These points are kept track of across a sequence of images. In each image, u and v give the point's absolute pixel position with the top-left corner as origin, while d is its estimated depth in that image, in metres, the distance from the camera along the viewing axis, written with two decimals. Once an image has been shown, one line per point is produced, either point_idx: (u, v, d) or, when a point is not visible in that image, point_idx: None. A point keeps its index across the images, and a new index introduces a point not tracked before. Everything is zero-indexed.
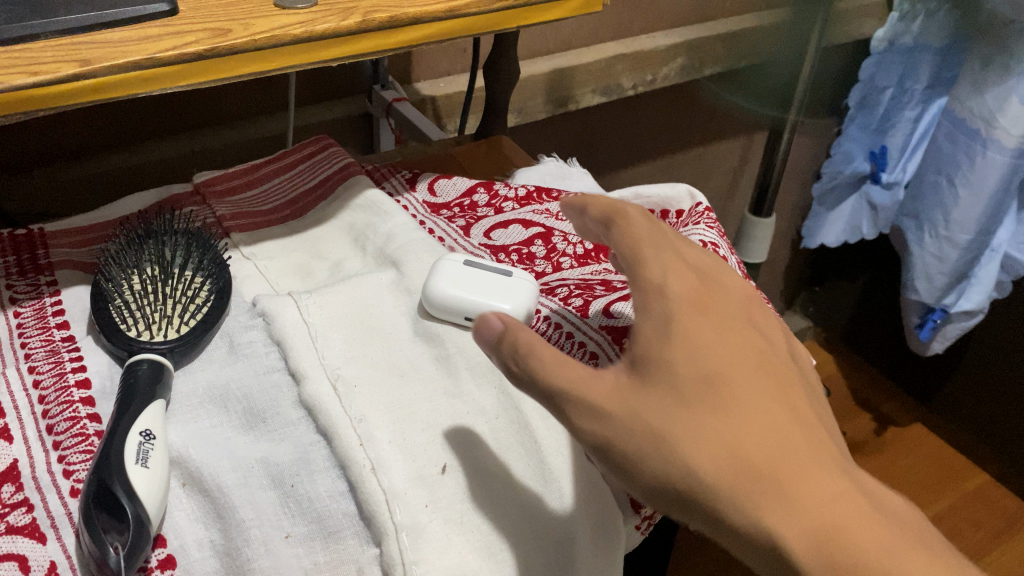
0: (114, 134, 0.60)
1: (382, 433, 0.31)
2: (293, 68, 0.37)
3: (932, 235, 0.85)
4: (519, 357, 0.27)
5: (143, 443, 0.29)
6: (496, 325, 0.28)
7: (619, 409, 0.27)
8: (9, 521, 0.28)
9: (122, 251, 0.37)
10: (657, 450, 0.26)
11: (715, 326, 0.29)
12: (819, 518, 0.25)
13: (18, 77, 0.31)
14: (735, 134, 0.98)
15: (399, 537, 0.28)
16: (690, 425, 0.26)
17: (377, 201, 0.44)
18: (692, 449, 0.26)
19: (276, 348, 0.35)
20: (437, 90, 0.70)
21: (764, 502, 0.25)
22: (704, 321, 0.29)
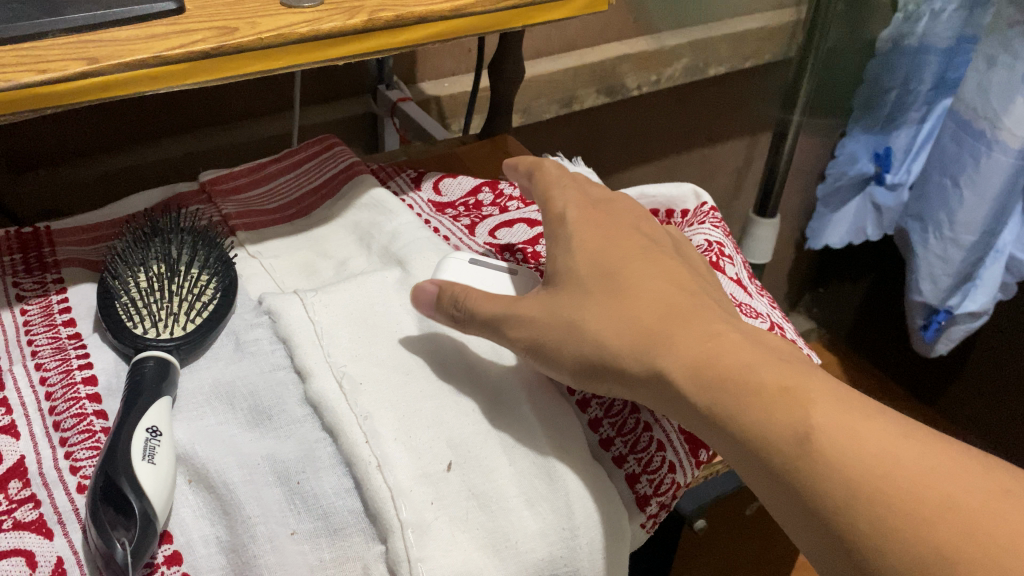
0: (119, 134, 0.60)
1: (387, 430, 0.31)
2: (299, 67, 0.37)
3: (936, 236, 0.84)
4: (455, 304, 0.35)
5: (150, 439, 0.29)
6: (426, 290, 0.35)
7: (531, 309, 0.34)
8: (16, 517, 0.28)
9: (128, 249, 0.37)
10: (570, 334, 0.33)
11: (610, 239, 0.36)
12: (700, 354, 0.30)
13: (26, 75, 0.31)
14: (739, 134, 0.99)
15: (404, 534, 0.28)
16: (588, 310, 0.33)
17: (382, 200, 0.44)
18: (592, 324, 0.32)
19: (282, 346, 0.35)
20: (442, 90, 0.70)
21: (653, 348, 0.31)
22: (598, 240, 0.36)
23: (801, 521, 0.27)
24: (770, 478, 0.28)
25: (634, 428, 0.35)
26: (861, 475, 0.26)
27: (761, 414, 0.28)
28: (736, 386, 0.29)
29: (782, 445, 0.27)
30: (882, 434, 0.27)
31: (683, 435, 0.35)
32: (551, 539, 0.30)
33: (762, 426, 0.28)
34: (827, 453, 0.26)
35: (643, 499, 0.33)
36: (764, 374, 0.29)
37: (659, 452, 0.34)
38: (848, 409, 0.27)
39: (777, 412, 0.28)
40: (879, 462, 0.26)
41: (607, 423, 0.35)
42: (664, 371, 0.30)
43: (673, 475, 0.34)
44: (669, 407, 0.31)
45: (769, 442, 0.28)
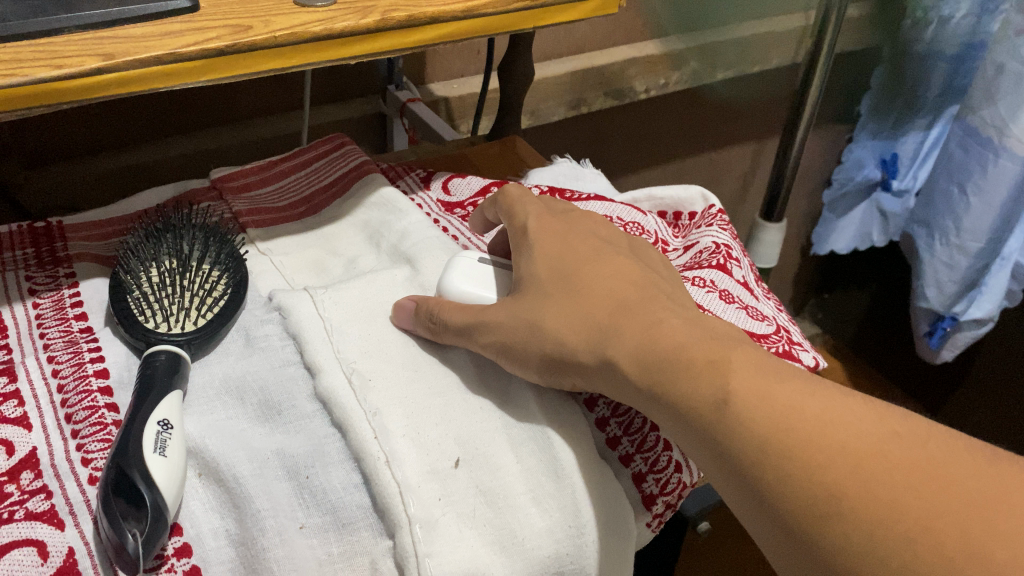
0: (131, 132, 0.60)
1: (396, 427, 0.32)
2: (311, 65, 0.37)
3: (942, 243, 0.85)
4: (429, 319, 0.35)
5: (161, 432, 0.29)
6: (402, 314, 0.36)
7: (494, 313, 0.35)
8: (28, 507, 0.28)
9: (140, 244, 0.37)
10: (530, 334, 0.33)
11: (568, 241, 0.37)
12: (643, 339, 0.31)
13: (43, 70, 0.31)
14: (747, 139, 0.99)
15: (411, 530, 0.29)
16: (546, 309, 0.34)
17: (392, 199, 0.44)
18: (549, 321, 0.33)
19: (292, 342, 0.36)
20: (451, 92, 0.71)
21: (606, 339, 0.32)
22: (557, 245, 0.37)
23: (728, 479, 0.27)
24: (698, 437, 0.28)
25: (641, 428, 0.35)
26: (771, 426, 0.26)
27: (688, 387, 0.29)
28: (672, 362, 0.30)
29: (705, 409, 0.28)
30: (792, 391, 0.27)
31: None
32: (557, 537, 0.30)
33: (690, 394, 0.29)
34: (743, 410, 0.27)
35: (650, 497, 0.34)
36: (695, 352, 0.29)
37: (665, 452, 0.34)
38: (764, 373, 0.28)
39: (700, 381, 0.28)
40: (787, 411, 0.27)
41: (614, 423, 0.35)
42: (614, 362, 0.31)
43: (680, 475, 0.34)
44: (622, 393, 0.31)
45: (694, 408, 0.28)
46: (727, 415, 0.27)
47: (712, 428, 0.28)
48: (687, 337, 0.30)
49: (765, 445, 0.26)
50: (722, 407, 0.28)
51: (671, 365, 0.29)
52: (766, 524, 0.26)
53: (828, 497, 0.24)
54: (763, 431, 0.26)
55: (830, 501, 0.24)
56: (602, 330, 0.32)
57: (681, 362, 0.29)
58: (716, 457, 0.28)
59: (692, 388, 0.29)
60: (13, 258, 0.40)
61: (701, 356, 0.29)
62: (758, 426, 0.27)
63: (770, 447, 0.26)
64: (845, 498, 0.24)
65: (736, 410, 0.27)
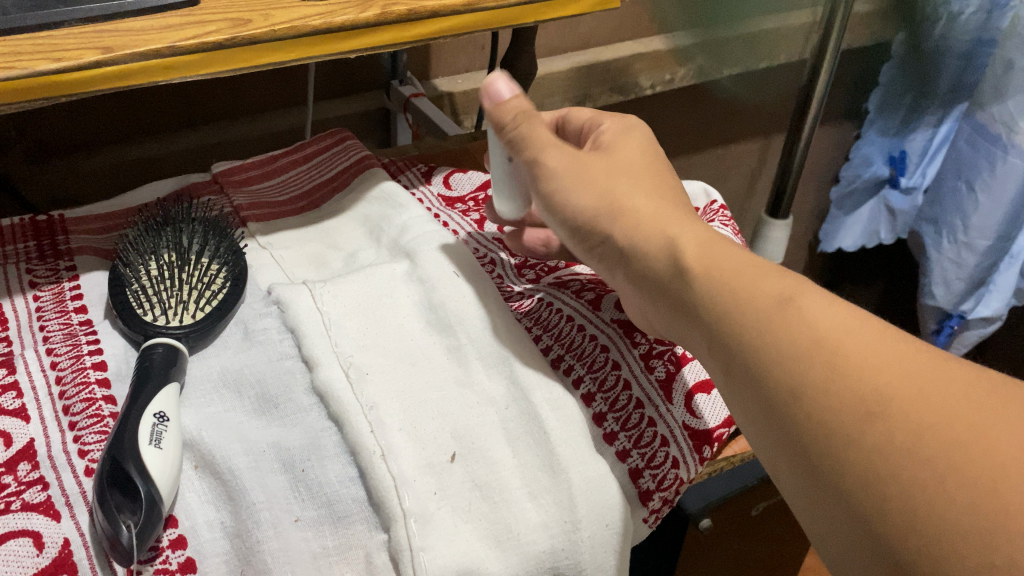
0: (134, 127, 0.61)
1: (393, 420, 0.32)
2: (311, 59, 0.37)
3: (950, 241, 0.84)
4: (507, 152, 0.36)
5: (158, 424, 0.30)
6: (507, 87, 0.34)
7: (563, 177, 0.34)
8: (24, 498, 0.29)
9: (140, 237, 0.37)
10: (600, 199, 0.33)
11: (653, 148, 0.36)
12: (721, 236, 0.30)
13: (42, 63, 0.31)
14: (753, 136, 0.98)
15: (406, 523, 0.29)
16: (625, 187, 0.33)
17: (393, 193, 0.44)
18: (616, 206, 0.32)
19: (290, 335, 0.36)
20: (455, 87, 0.71)
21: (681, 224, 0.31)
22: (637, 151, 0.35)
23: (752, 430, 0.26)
24: (732, 358, 0.27)
25: (638, 424, 0.35)
26: (809, 338, 0.25)
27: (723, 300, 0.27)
28: (699, 294, 0.28)
29: (755, 314, 0.26)
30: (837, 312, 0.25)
31: (687, 432, 0.35)
32: (552, 531, 0.30)
33: (736, 307, 0.27)
34: (760, 357, 0.25)
35: (646, 494, 0.33)
36: (732, 272, 0.28)
37: (662, 448, 0.34)
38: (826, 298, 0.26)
39: (755, 286, 0.27)
40: (828, 329, 0.25)
41: (611, 418, 0.35)
42: (673, 257, 0.30)
43: (677, 471, 0.34)
44: (663, 304, 0.30)
45: (731, 321, 0.27)
46: (751, 353, 0.26)
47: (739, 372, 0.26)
48: (738, 262, 0.28)
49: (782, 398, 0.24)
50: (738, 362, 0.26)
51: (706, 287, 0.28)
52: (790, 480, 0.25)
53: (836, 461, 0.23)
54: (787, 370, 0.24)
55: (840, 455, 0.23)
56: (671, 231, 0.31)
57: (710, 294, 0.28)
58: (746, 394, 0.26)
59: (727, 318, 0.27)
60: (15, 251, 0.40)
61: (740, 279, 0.27)
62: (775, 376, 0.25)
63: (786, 396, 0.24)
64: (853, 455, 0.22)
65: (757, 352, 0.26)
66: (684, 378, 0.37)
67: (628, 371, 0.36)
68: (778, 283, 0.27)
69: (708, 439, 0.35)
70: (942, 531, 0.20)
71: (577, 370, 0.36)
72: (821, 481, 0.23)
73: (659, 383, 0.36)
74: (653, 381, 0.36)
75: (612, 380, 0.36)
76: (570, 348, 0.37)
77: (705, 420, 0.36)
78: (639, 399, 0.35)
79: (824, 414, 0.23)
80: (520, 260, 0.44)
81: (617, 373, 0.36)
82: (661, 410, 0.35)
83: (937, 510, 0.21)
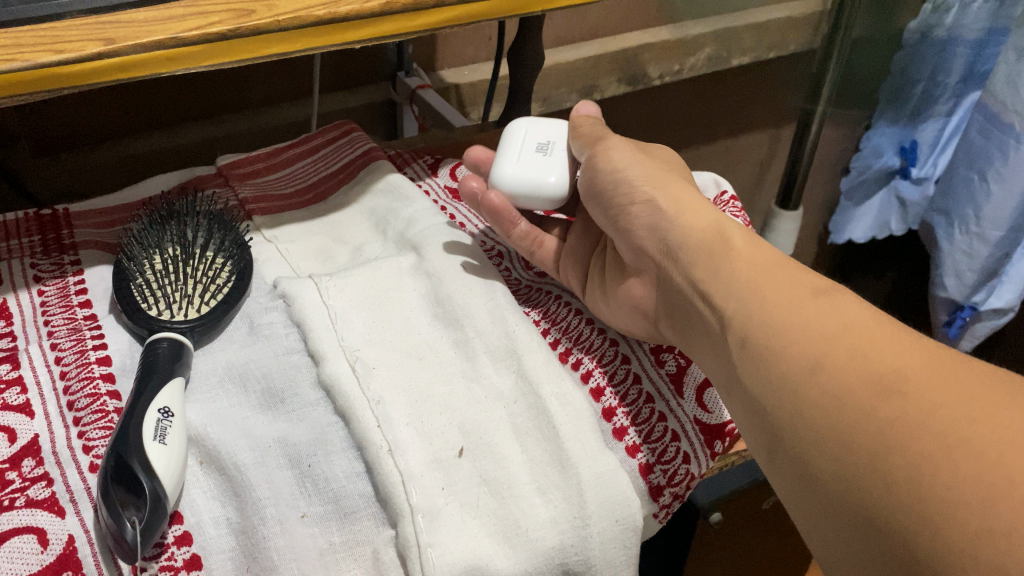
0: (140, 120, 0.60)
1: (400, 415, 0.31)
2: (316, 49, 0.37)
3: (962, 231, 0.83)
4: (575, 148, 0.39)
5: (162, 419, 0.29)
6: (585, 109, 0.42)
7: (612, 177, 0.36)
8: (29, 495, 0.28)
9: (144, 231, 0.37)
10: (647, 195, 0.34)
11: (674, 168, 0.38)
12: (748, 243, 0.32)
13: (43, 55, 0.31)
14: (762, 126, 0.98)
15: (414, 519, 0.28)
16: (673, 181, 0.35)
17: (399, 185, 0.44)
18: (664, 194, 0.34)
19: (296, 329, 0.35)
20: (462, 78, 0.70)
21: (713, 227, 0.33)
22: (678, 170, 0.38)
23: (758, 421, 0.27)
24: (753, 373, 0.28)
25: (648, 418, 0.34)
26: (832, 326, 0.27)
27: (752, 290, 0.29)
28: (733, 283, 0.30)
29: (786, 299, 0.28)
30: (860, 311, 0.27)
31: (698, 427, 0.34)
32: (562, 527, 0.30)
33: (768, 292, 0.29)
34: (786, 342, 0.27)
35: (657, 489, 0.33)
36: (768, 271, 0.30)
37: (673, 443, 0.34)
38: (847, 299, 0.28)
39: (785, 283, 0.29)
40: (855, 318, 0.27)
41: (621, 413, 0.34)
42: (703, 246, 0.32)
43: (688, 466, 0.33)
44: (687, 298, 0.32)
45: (758, 306, 0.29)
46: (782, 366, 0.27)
47: (751, 362, 0.28)
48: (765, 266, 0.30)
49: (796, 380, 0.26)
50: (754, 351, 0.28)
51: (733, 282, 0.30)
52: (787, 472, 0.26)
53: (847, 438, 0.24)
54: (807, 352, 0.26)
55: (850, 429, 0.24)
56: (713, 225, 0.33)
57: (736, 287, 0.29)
58: (756, 376, 0.28)
59: (753, 306, 0.29)
60: (20, 245, 0.40)
61: (772, 277, 0.29)
62: (793, 358, 0.27)
63: (800, 378, 0.26)
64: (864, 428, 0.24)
65: (777, 338, 0.27)
66: (695, 371, 0.36)
67: (638, 366, 0.36)
68: (813, 282, 0.29)
69: (721, 433, 0.35)
70: (944, 500, 0.21)
71: (585, 364, 0.36)
72: (824, 462, 0.24)
73: (669, 377, 0.36)
74: (663, 376, 0.36)
75: (621, 374, 0.36)
76: (578, 340, 0.37)
77: (717, 414, 0.35)
78: (649, 393, 0.35)
79: (838, 390, 0.25)
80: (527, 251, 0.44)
81: (627, 367, 0.36)
82: (671, 404, 0.35)
83: (941, 480, 0.21)
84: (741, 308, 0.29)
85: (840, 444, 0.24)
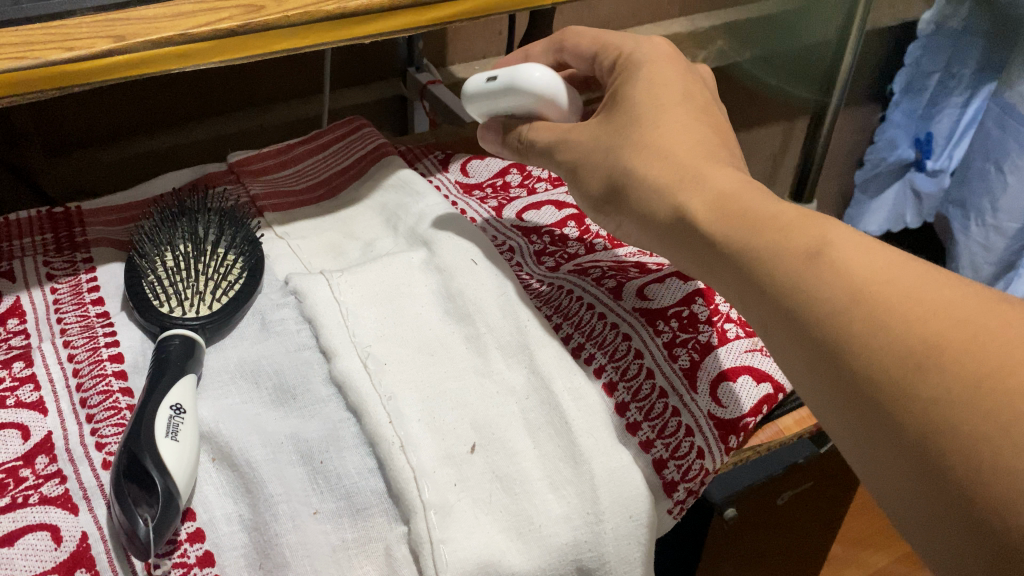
0: (152, 118, 0.61)
1: (412, 411, 0.31)
2: (325, 44, 0.37)
3: (978, 223, 0.82)
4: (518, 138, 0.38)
5: (174, 416, 0.29)
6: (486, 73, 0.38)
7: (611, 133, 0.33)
8: (43, 492, 0.28)
9: (155, 229, 0.37)
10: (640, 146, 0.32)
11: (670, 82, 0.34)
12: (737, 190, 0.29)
13: (54, 53, 0.31)
14: (776, 119, 0.97)
15: (426, 515, 0.28)
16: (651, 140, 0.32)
17: (410, 180, 0.44)
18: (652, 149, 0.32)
19: (307, 326, 0.35)
20: (472, 74, 0.70)
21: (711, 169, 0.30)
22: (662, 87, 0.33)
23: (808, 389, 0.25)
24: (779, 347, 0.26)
25: (661, 414, 0.34)
26: (849, 279, 0.24)
27: (757, 248, 0.27)
28: (742, 238, 0.27)
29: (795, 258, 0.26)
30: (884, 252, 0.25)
31: (713, 421, 0.34)
32: (575, 523, 0.29)
33: (773, 255, 0.26)
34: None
35: (671, 484, 0.32)
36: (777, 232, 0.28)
37: (686, 438, 0.33)
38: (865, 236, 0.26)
39: (795, 232, 0.26)
40: (876, 268, 0.24)
41: (634, 408, 0.34)
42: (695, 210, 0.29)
43: (702, 461, 0.33)
44: (692, 255, 0.30)
45: (772, 267, 0.26)
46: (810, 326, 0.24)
47: (776, 324, 0.26)
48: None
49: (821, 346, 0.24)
50: (776, 313, 0.26)
51: (739, 238, 0.27)
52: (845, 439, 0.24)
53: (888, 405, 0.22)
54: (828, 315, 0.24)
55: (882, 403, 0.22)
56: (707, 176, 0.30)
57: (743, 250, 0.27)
58: (786, 339, 0.25)
59: (764, 267, 0.26)
60: (32, 243, 0.40)
61: (779, 225, 0.27)
62: (814, 324, 0.24)
63: (828, 340, 0.24)
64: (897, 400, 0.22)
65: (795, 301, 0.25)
66: (710, 366, 0.36)
67: (651, 360, 0.36)
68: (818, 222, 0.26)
69: (735, 428, 0.34)
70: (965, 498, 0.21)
71: (597, 360, 0.36)
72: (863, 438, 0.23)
73: (682, 373, 0.35)
74: (676, 371, 0.35)
75: (634, 369, 0.35)
76: (590, 336, 0.37)
77: (730, 409, 0.34)
78: (662, 388, 0.35)
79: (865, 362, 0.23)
80: (539, 247, 0.43)
81: (639, 362, 0.35)
82: (685, 400, 0.34)
83: None
84: (754, 268, 0.27)
85: (876, 419, 0.22)
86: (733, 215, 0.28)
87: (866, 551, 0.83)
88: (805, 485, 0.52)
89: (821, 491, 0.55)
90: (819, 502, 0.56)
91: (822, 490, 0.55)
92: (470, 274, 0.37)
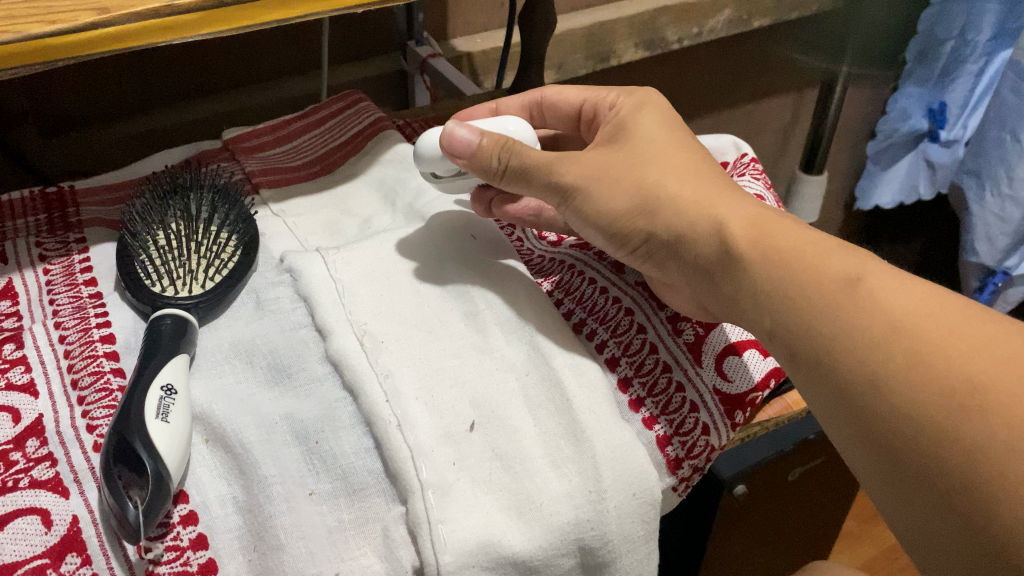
0: (147, 96, 0.60)
1: (409, 389, 0.30)
2: (318, 14, 0.36)
3: (993, 193, 0.81)
4: (502, 150, 0.35)
5: (165, 397, 0.29)
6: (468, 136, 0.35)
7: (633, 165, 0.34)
8: (32, 475, 0.28)
9: (147, 207, 0.36)
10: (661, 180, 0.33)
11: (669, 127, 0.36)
12: None
13: (36, 26, 0.30)
14: (785, 90, 0.96)
15: (424, 495, 0.27)
16: (671, 179, 0.33)
17: (408, 155, 0.43)
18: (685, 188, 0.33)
19: (303, 304, 0.34)
20: (474, 47, 0.69)
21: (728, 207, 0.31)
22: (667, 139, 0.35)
23: (838, 419, 0.27)
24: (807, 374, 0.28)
25: (665, 389, 0.33)
26: (881, 333, 0.26)
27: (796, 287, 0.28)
28: None
29: (824, 291, 0.27)
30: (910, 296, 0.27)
31: (718, 397, 0.33)
32: (577, 501, 0.29)
33: (805, 295, 0.28)
34: None
35: (676, 461, 0.32)
36: (811, 258, 0.29)
37: (691, 414, 0.33)
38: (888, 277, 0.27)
39: (826, 271, 0.28)
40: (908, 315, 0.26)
41: (637, 383, 0.33)
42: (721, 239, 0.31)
43: (707, 437, 0.32)
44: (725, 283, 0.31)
45: (810, 306, 0.28)
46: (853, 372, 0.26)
47: (813, 360, 0.27)
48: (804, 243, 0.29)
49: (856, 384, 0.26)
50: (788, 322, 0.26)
51: (765, 268, 0.29)
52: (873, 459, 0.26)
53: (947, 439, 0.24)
54: (863, 356, 0.26)
55: (906, 436, 0.25)
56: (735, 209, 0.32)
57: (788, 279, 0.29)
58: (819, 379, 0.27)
59: (788, 301, 0.28)
60: (25, 225, 0.40)
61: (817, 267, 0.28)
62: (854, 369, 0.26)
63: (868, 389, 0.26)
64: (937, 443, 0.24)
65: (830, 327, 0.27)
66: (715, 340, 0.35)
67: (654, 334, 0.35)
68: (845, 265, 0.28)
69: (741, 404, 0.34)
70: None
71: (599, 335, 0.35)
72: (883, 453, 0.26)
73: (687, 347, 0.35)
74: (680, 345, 0.35)
75: (637, 344, 0.34)
76: (592, 311, 0.36)
77: (737, 383, 0.34)
78: (666, 362, 0.34)
79: (905, 399, 0.25)
80: None
81: (642, 336, 0.35)
82: (689, 373, 0.34)
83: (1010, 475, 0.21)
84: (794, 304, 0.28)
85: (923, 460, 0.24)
86: (760, 253, 0.29)
87: (879, 526, 0.83)
88: (817, 462, 0.51)
89: (833, 466, 0.54)
90: (830, 477, 0.55)
91: (834, 465, 0.54)
92: (475, 264, 0.36)
